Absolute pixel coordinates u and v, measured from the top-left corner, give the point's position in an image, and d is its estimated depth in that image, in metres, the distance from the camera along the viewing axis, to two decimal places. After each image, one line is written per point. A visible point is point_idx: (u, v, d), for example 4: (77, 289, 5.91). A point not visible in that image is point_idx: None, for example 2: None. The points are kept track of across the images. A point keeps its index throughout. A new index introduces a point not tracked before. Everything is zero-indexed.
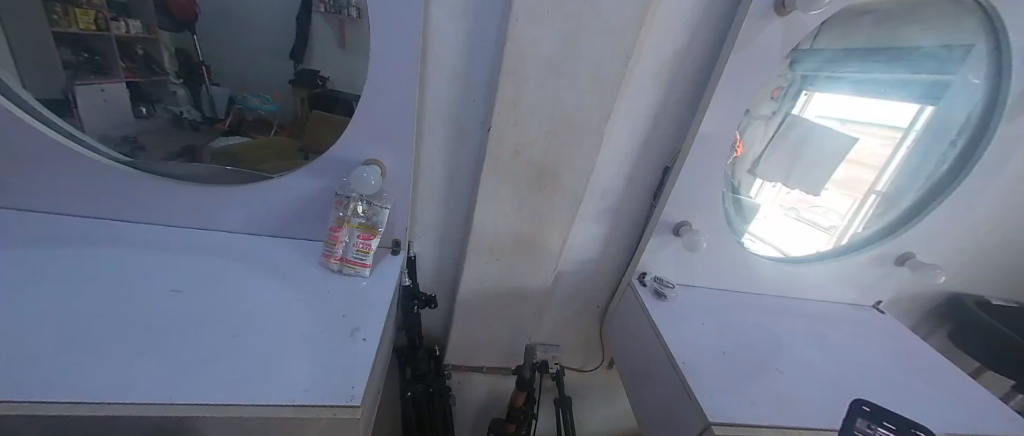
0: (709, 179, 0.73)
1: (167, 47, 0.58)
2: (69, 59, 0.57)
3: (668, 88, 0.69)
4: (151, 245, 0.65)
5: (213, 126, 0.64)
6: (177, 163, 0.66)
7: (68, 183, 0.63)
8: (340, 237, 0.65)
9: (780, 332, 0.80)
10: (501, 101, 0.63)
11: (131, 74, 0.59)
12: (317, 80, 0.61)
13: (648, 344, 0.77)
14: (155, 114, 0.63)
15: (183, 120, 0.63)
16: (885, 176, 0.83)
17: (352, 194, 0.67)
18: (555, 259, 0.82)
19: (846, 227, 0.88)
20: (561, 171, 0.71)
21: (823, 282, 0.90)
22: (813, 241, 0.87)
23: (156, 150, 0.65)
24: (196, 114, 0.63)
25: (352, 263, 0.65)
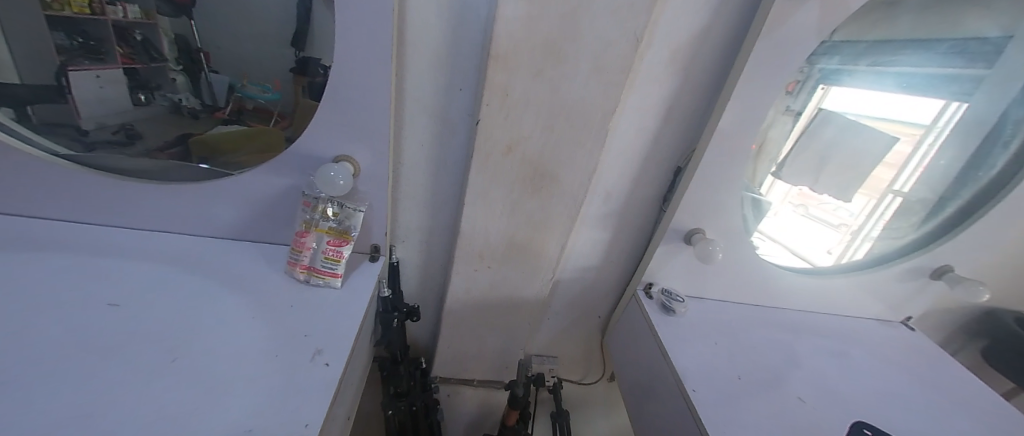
0: (727, 182, 0.65)
1: (166, 32, 0.51)
2: (62, 44, 0.51)
3: (684, 78, 0.60)
4: (100, 248, 0.58)
5: (213, 115, 0.56)
6: (136, 158, 0.58)
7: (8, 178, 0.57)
8: (307, 243, 0.58)
9: (802, 353, 0.71)
10: (490, 90, 0.55)
11: (128, 60, 0.52)
12: (317, 69, 0.53)
13: (653, 364, 0.69)
14: (155, 102, 0.55)
15: (183, 108, 0.56)
16: (904, 174, 0.73)
17: (321, 195, 0.59)
18: (552, 268, 0.74)
19: (860, 227, 0.77)
20: (558, 171, 0.63)
21: (834, 298, 0.81)
22: (822, 241, 0.76)
23: (152, 139, 0.57)
24: (195, 102, 0.55)
25: (321, 272, 0.58)
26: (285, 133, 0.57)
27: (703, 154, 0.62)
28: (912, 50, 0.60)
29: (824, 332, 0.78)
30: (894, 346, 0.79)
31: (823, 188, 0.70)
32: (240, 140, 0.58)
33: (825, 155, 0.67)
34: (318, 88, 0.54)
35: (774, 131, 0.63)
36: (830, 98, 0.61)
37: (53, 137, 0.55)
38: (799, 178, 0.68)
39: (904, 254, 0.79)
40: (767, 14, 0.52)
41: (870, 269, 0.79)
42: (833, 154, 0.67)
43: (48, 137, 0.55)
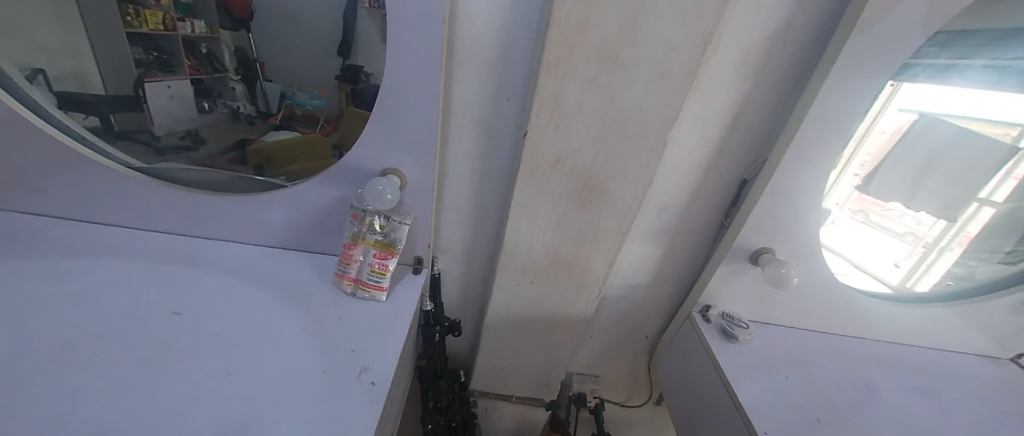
0: (802, 197, 0.58)
1: (229, 45, 0.52)
2: (140, 58, 0.53)
3: (754, 83, 0.55)
4: (163, 256, 0.61)
5: (267, 121, 0.57)
6: (197, 170, 0.61)
7: (88, 189, 0.61)
8: (354, 256, 0.57)
9: (892, 393, 0.62)
10: (540, 101, 0.52)
11: (195, 71, 0.54)
12: (359, 76, 0.53)
13: (713, 396, 0.63)
14: (217, 109, 0.57)
15: (240, 115, 0.57)
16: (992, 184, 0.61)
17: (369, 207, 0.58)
18: (599, 285, 0.70)
19: (936, 240, 0.65)
20: (609, 183, 0.58)
21: (901, 325, 0.70)
22: (886, 253, 0.65)
23: (213, 143, 0.58)
24: (251, 109, 0.56)
25: (367, 285, 0.57)
26: (331, 139, 0.57)
27: (776, 167, 0.56)
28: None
29: (914, 367, 0.68)
30: (1004, 388, 0.67)
31: (918, 206, 0.61)
32: (291, 148, 0.59)
33: (926, 168, 0.58)
34: (369, 97, 0.54)
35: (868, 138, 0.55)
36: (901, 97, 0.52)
37: (127, 152, 0.59)
38: (891, 193, 0.59)
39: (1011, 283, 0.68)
40: (862, 9, 0.46)
41: (968, 301, 0.68)
42: (936, 166, 0.58)
43: (124, 152, 0.59)
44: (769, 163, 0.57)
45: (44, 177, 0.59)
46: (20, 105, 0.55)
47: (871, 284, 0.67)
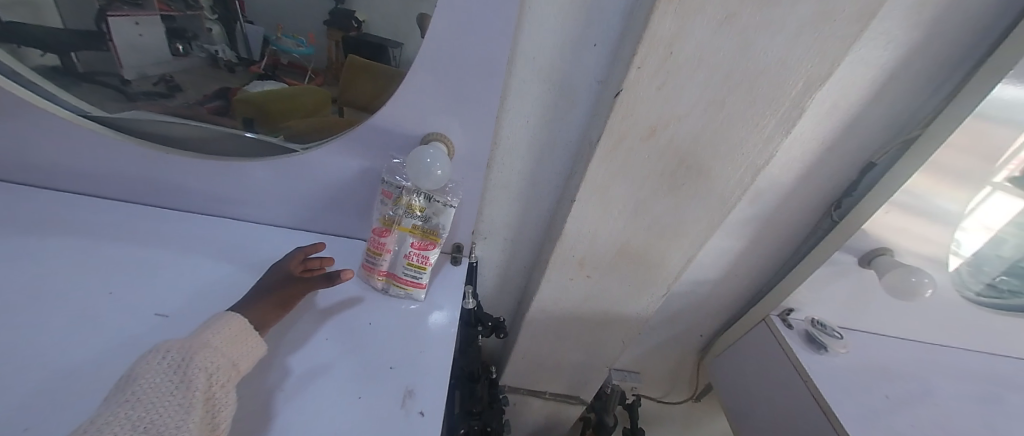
0: (950, 196, 0.46)
1: None
2: None
3: (924, 37, 0.41)
4: (136, 235, 0.47)
5: (249, 70, 0.41)
6: (176, 124, 0.46)
7: (22, 139, 0.45)
8: (387, 244, 0.45)
9: (1001, 416, 0.54)
10: (652, 46, 0.37)
11: (163, 5, 0.39)
12: (349, 23, 0.39)
13: (800, 413, 0.55)
14: (192, 54, 0.41)
15: (219, 62, 0.42)
16: None
17: (407, 184, 0.45)
18: (669, 281, 0.58)
19: (981, 229, 0.52)
20: (712, 162, 0.46)
21: (932, 321, 0.61)
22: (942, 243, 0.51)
23: (192, 92, 0.43)
24: (232, 54, 0.41)
25: (402, 282, 0.46)
26: (328, 93, 0.42)
27: (934, 153, 0.43)
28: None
29: (1009, 382, 0.60)
30: None
31: None
32: (286, 102, 0.44)
33: None
34: (414, 36, 0.39)
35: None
36: None
37: (81, 94, 0.42)
38: None
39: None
40: None
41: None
42: None
43: (75, 93, 0.42)
44: (920, 146, 0.44)
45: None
46: None
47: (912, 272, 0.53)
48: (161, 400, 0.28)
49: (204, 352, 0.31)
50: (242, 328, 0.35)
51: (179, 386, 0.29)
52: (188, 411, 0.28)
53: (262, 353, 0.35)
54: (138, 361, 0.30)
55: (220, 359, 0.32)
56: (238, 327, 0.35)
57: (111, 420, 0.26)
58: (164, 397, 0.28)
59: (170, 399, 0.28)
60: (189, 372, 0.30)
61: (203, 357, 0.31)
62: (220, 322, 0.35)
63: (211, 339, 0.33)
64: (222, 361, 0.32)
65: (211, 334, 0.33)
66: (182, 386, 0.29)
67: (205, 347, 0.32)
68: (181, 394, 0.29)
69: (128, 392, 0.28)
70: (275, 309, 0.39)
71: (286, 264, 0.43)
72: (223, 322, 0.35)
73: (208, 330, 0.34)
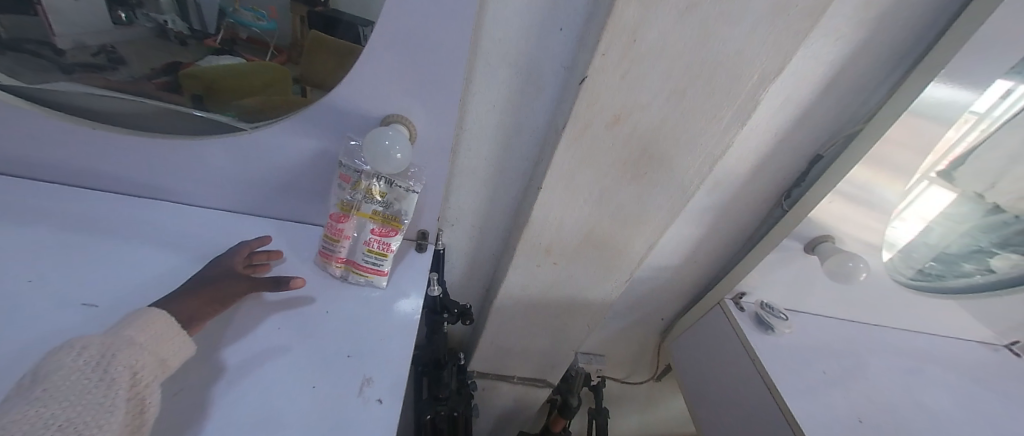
0: (884, 188, 0.50)
1: None
2: None
3: (872, 35, 0.43)
4: (65, 221, 0.43)
5: (201, 44, 0.38)
6: (112, 98, 0.42)
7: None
8: (346, 231, 0.44)
9: (919, 388, 0.60)
10: (616, 32, 0.37)
11: None
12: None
13: (748, 391, 0.59)
14: (137, 23, 0.37)
15: (167, 33, 0.37)
16: (983, 171, 0.52)
17: (365, 168, 0.43)
18: (632, 267, 0.60)
19: (911, 217, 0.56)
20: (672, 151, 0.47)
21: (869, 302, 0.66)
22: (879, 232, 0.55)
23: (135, 64, 0.39)
24: (182, 26, 0.37)
25: (362, 269, 0.45)
26: (290, 72, 0.40)
27: (873, 145, 0.46)
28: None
29: (929, 357, 0.67)
30: (1014, 381, 0.67)
31: (993, 198, 0.55)
32: (240, 79, 0.40)
33: (1015, 158, 0.51)
34: (376, 11, 0.37)
35: (988, 114, 0.46)
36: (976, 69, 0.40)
37: None
38: (965, 184, 0.53)
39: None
40: None
41: (978, 295, 0.66)
42: None
43: None
44: (863, 138, 0.47)
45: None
46: None
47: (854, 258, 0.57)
48: (79, 398, 0.26)
49: (129, 349, 0.29)
50: (169, 323, 0.32)
51: (101, 384, 0.27)
52: (112, 410, 0.26)
53: (190, 354, 0.33)
54: (43, 358, 0.27)
55: (145, 356, 0.29)
56: (164, 324, 0.32)
57: (19, 418, 0.24)
58: (81, 395, 0.26)
59: (87, 395, 0.26)
60: (112, 370, 0.27)
61: (129, 355, 0.29)
62: (140, 319, 0.32)
63: (136, 336, 0.30)
64: (148, 358, 0.30)
65: (136, 330, 0.31)
66: (102, 384, 0.27)
67: (130, 344, 0.29)
68: (103, 390, 0.27)
69: (37, 389, 0.25)
70: (211, 305, 0.37)
71: (231, 259, 0.42)
72: (146, 316, 0.32)
73: (131, 327, 0.31)
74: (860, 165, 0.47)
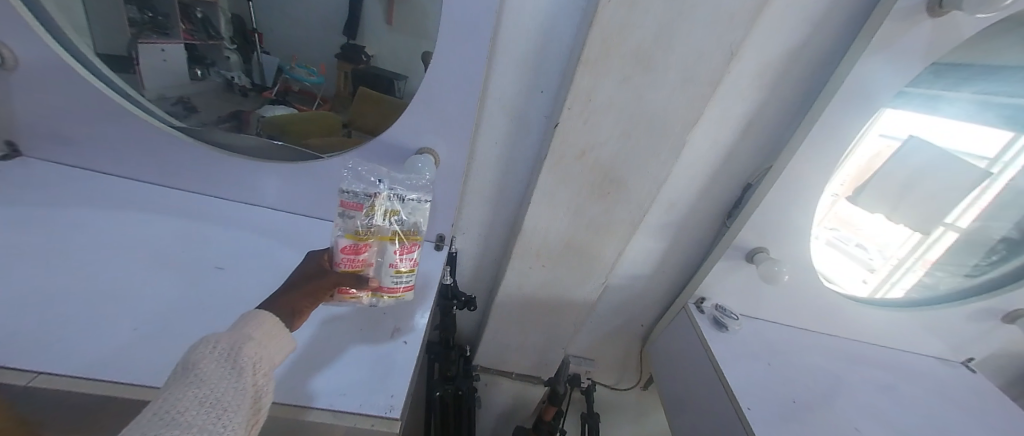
0: (796, 205, 0.64)
1: (224, 12, 0.58)
2: (136, 17, 0.56)
3: (769, 93, 0.60)
4: (192, 213, 0.62)
5: (261, 94, 0.62)
6: (227, 131, 0.62)
7: (106, 138, 0.60)
8: (367, 257, 0.48)
9: (857, 385, 0.70)
10: (576, 94, 0.56)
11: (190, 37, 0.59)
12: (361, 56, 0.58)
13: (701, 377, 0.70)
14: (209, 77, 0.62)
15: (234, 87, 0.62)
16: (891, 193, 0.66)
17: (376, 192, 0.50)
18: (607, 270, 0.74)
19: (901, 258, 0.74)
20: (628, 177, 0.63)
21: (815, 310, 0.77)
22: (853, 270, 0.75)
23: (208, 113, 0.62)
24: (245, 81, 0.62)
25: (388, 290, 0.50)
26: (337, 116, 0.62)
27: (779, 174, 0.62)
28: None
29: (876, 363, 0.76)
30: (961, 390, 0.74)
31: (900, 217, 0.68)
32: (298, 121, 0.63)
33: (908, 185, 0.65)
34: (417, 71, 0.56)
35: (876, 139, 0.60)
36: (841, 117, 0.56)
37: (170, 105, 0.60)
38: (875, 204, 0.67)
39: (963, 297, 0.75)
40: (870, 38, 0.51)
41: (929, 308, 0.76)
42: (918, 183, 0.65)
43: (166, 105, 0.60)
44: (776, 168, 0.62)
45: (67, 125, 0.58)
46: (70, 59, 0.53)
47: (793, 259, 0.70)
48: (219, 383, 0.31)
49: (248, 346, 0.34)
50: (274, 323, 0.38)
51: (234, 372, 0.33)
52: (243, 393, 0.32)
53: (294, 345, 0.39)
54: (192, 347, 0.33)
55: (261, 349, 0.35)
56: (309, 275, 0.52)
57: (179, 398, 0.30)
58: (222, 380, 0.32)
59: (225, 381, 0.32)
60: (240, 360, 0.33)
61: (250, 348, 0.34)
62: (257, 315, 0.38)
63: (253, 331, 0.36)
64: (262, 351, 0.35)
65: (252, 327, 0.36)
66: (234, 373, 0.33)
67: (248, 340, 0.35)
68: (236, 377, 0.32)
69: (191, 373, 0.31)
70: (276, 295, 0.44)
71: (318, 258, 0.49)
72: (257, 315, 0.37)
73: (248, 324, 0.36)
74: (776, 185, 0.63)
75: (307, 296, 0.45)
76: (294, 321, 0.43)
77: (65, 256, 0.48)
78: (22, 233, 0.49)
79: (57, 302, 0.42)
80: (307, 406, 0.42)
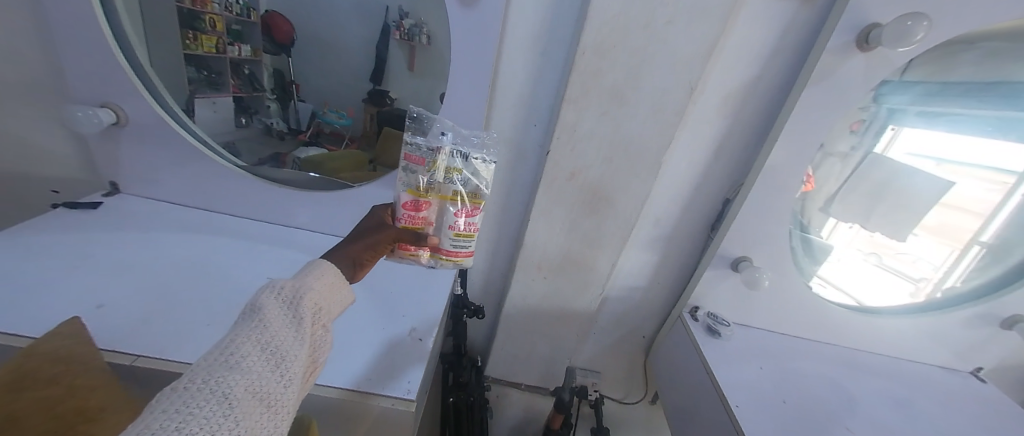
0: (772, 216, 0.71)
1: (268, 67, 0.77)
2: (194, 76, 0.72)
3: (733, 118, 0.68)
4: (242, 234, 0.73)
5: (296, 137, 0.80)
6: (272, 168, 0.77)
7: (177, 173, 0.73)
8: (426, 216, 0.51)
9: (853, 390, 0.71)
10: (562, 125, 0.66)
11: (237, 90, 0.77)
12: (384, 100, 0.77)
13: (695, 380, 0.73)
14: (252, 124, 0.79)
15: (272, 131, 0.80)
16: (862, 203, 0.72)
17: (438, 148, 0.50)
18: (603, 281, 0.81)
19: (941, 280, 0.78)
20: (614, 194, 0.71)
21: (808, 318, 0.80)
22: (896, 293, 0.79)
23: (251, 155, 0.77)
24: (283, 126, 0.80)
25: (449, 252, 0.52)
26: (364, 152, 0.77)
27: (751, 188, 0.69)
28: (987, 91, 0.65)
29: (874, 370, 0.78)
30: (965, 398, 0.75)
31: (874, 227, 0.74)
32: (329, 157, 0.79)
33: (876, 195, 0.71)
34: (433, 108, 0.68)
35: (838, 152, 0.68)
36: (798, 135, 0.64)
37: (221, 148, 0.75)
38: (849, 215, 0.73)
39: (955, 303, 0.78)
40: (811, 69, 0.60)
41: (921, 312, 0.79)
42: (886, 192, 0.71)
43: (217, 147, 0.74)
44: (748, 183, 0.69)
45: (155, 166, 0.73)
46: (159, 109, 0.68)
47: (780, 267, 0.75)
48: (281, 329, 0.36)
49: (308, 298, 0.39)
50: (336, 276, 0.43)
51: (295, 320, 0.37)
52: (301, 341, 0.37)
53: (350, 300, 0.44)
54: (257, 295, 0.38)
55: (319, 301, 0.40)
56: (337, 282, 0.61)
57: (246, 338, 0.34)
58: (281, 328, 0.36)
59: (285, 331, 0.36)
60: (300, 310, 0.38)
61: (309, 300, 0.39)
62: (316, 268, 0.43)
63: (314, 283, 0.41)
64: (320, 303, 0.40)
65: (314, 278, 0.41)
66: (294, 322, 0.37)
67: (308, 292, 0.40)
68: (295, 326, 0.37)
69: (257, 317, 0.36)
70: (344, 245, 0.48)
71: (383, 214, 0.53)
72: (319, 266, 0.43)
73: (309, 275, 0.41)
74: (750, 198, 0.69)
75: (369, 250, 0.49)
76: (355, 272, 0.48)
77: (146, 267, 0.59)
78: (116, 250, 0.61)
79: (141, 302, 0.53)
80: (351, 389, 0.48)
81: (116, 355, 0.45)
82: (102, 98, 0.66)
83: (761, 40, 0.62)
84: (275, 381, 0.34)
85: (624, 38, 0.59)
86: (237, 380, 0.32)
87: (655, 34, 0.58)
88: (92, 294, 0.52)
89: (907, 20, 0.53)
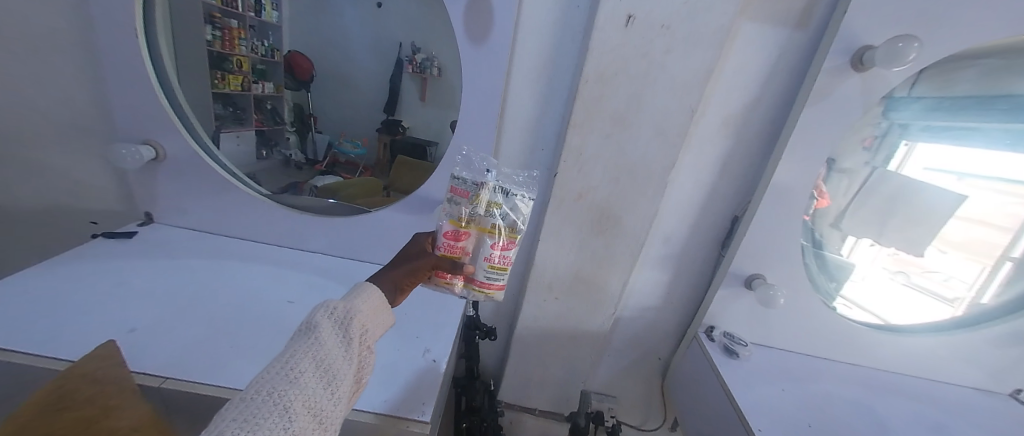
0: (782, 233, 0.71)
1: (289, 102, 0.91)
2: (222, 112, 0.81)
3: (735, 138, 0.70)
4: (264, 259, 0.76)
5: (313, 166, 0.88)
6: (292, 196, 0.81)
7: (205, 203, 0.78)
8: (465, 247, 0.52)
9: (883, 413, 0.68)
10: (568, 149, 0.68)
11: (260, 124, 0.88)
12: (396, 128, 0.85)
13: (714, 402, 0.71)
14: (273, 155, 0.87)
15: (289, 162, 0.88)
16: (873, 218, 0.72)
17: (482, 182, 0.51)
18: (615, 301, 0.81)
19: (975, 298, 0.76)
20: (621, 214, 0.73)
21: (828, 336, 0.78)
22: (929, 312, 0.77)
23: (271, 184, 0.82)
24: (301, 156, 0.89)
25: (484, 284, 0.52)
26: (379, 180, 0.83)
27: (759, 205, 0.69)
28: (992, 104, 0.65)
29: (903, 392, 0.75)
30: (1005, 422, 0.71)
31: (888, 242, 0.73)
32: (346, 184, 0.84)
33: (886, 209, 0.71)
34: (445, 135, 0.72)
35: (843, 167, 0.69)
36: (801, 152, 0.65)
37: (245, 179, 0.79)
38: (861, 230, 0.73)
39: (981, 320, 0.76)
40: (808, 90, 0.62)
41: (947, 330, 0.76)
42: (896, 206, 0.71)
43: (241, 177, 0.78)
44: (755, 200, 0.70)
45: (185, 197, 0.77)
46: (195, 146, 0.73)
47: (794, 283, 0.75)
48: (333, 348, 0.38)
49: (357, 320, 0.41)
50: (381, 300, 0.44)
51: (345, 341, 0.39)
52: (349, 361, 0.39)
53: (393, 322, 0.45)
54: (313, 312, 0.40)
55: (367, 322, 0.42)
56: None
57: (303, 354, 0.37)
58: (334, 347, 0.38)
59: (337, 350, 0.38)
60: (350, 332, 0.40)
61: (358, 322, 0.41)
62: (365, 289, 0.44)
63: (362, 304, 0.42)
64: (367, 324, 0.42)
65: (362, 300, 0.43)
66: (344, 342, 0.39)
67: (358, 313, 0.41)
68: (345, 346, 0.39)
69: (313, 334, 0.38)
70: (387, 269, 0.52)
71: (424, 240, 0.55)
72: (366, 289, 0.44)
73: (359, 295, 0.43)
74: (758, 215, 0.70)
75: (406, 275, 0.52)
76: (395, 296, 0.51)
77: (174, 292, 0.62)
78: (147, 276, 0.64)
79: (170, 326, 0.56)
80: (387, 414, 0.49)
81: (145, 377, 0.48)
82: (142, 136, 0.72)
83: (757, 64, 0.65)
84: (327, 398, 0.36)
85: (625, 67, 0.62)
86: (295, 395, 0.34)
87: (654, 62, 0.61)
88: (123, 318, 0.55)
89: (898, 41, 0.55)
